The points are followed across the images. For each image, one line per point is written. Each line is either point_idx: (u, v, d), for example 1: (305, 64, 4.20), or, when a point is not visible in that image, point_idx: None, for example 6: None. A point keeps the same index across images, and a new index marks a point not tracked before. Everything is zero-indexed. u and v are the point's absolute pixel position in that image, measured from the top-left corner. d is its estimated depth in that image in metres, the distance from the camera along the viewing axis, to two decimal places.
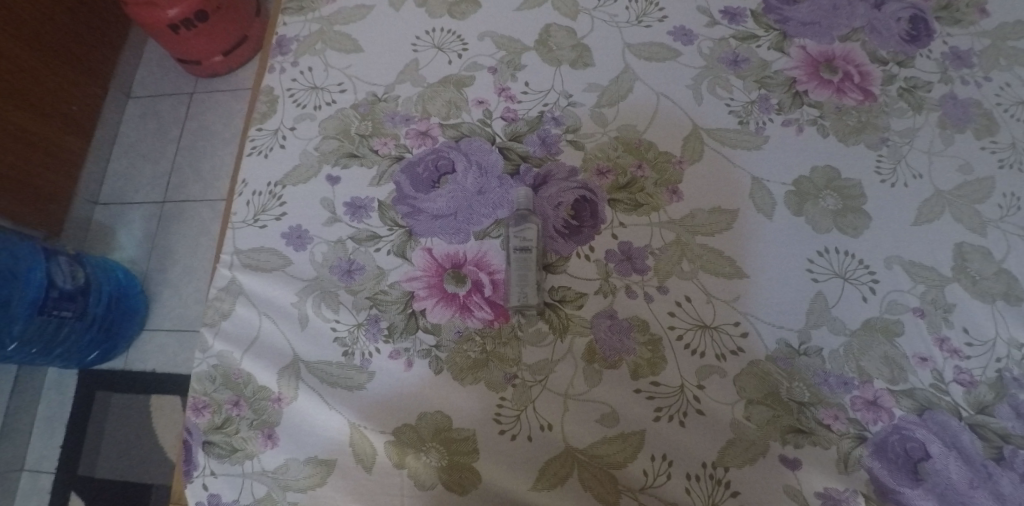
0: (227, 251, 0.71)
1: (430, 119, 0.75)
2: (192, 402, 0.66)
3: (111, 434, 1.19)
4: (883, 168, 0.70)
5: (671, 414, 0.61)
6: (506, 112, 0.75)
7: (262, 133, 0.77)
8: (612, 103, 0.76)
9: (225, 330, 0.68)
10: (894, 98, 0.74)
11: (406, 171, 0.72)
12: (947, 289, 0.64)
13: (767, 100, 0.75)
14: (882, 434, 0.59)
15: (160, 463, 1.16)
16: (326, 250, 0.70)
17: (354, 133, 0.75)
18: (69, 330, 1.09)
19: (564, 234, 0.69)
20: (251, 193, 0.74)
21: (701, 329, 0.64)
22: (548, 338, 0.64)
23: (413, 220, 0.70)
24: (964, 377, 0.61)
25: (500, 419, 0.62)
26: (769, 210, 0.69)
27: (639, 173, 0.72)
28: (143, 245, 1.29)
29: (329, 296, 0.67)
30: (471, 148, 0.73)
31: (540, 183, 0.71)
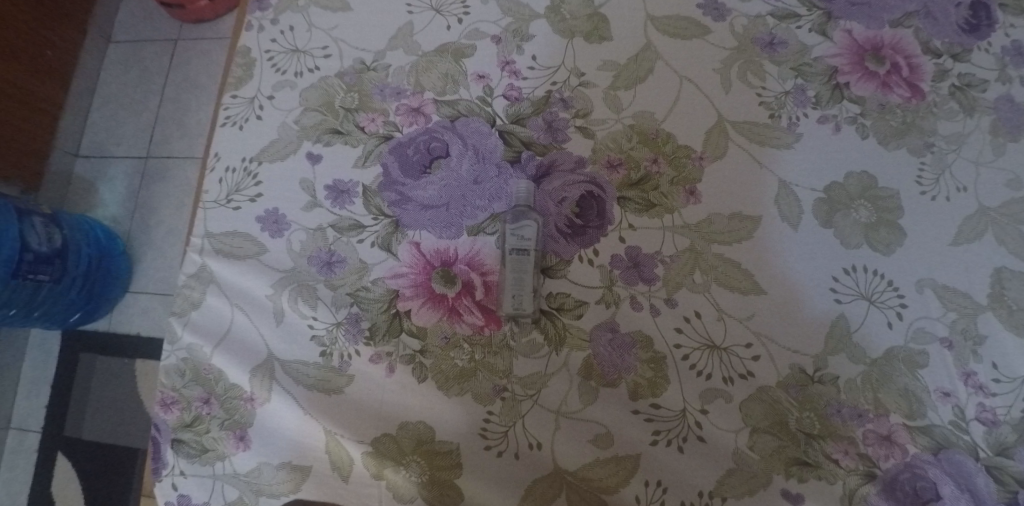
0: (197, 233, 0.65)
1: (424, 94, 0.67)
2: (160, 397, 0.61)
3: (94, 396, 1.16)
4: (924, 178, 0.63)
5: (669, 439, 0.57)
6: (509, 89, 0.67)
7: (236, 101, 0.69)
8: (629, 86, 0.67)
9: (194, 321, 0.63)
10: (945, 97, 0.66)
11: (395, 153, 0.65)
12: (980, 319, 0.59)
13: (803, 91, 0.66)
14: (892, 471, 0.56)
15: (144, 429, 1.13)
16: (304, 239, 0.63)
17: (338, 106, 0.67)
18: (48, 293, 1.04)
19: (566, 234, 0.62)
20: (224, 169, 0.67)
21: (709, 350, 0.59)
22: (543, 350, 0.59)
23: (401, 210, 0.63)
24: (986, 415, 0.56)
25: (486, 434, 0.57)
26: (795, 220, 0.62)
27: (654, 168, 0.64)
28: (123, 203, 1.21)
29: (307, 290, 0.62)
30: (468, 129, 0.66)
31: (542, 174, 0.64)
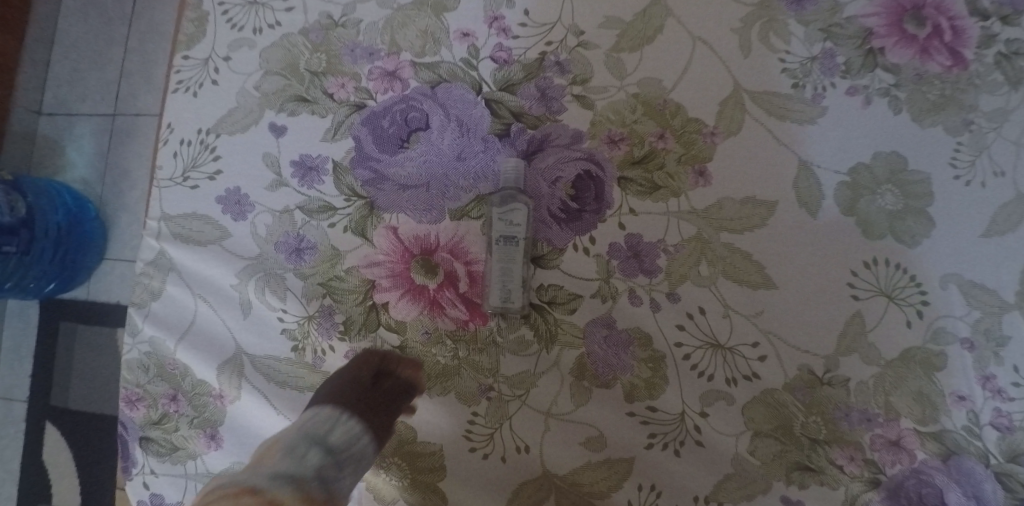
0: (153, 215, 0.59)
1: (401, 55, 0.59)
2: (124, 394, 0.57)
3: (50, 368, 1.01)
4: (960, 160, 0.55)
5: (666, 442, 0.53)
6: (497, 50, 0.58)
7: (189, 63, 0.61)
8: (634, 47, 0.59)
9: (155, 312, 0.58)
10: (990, 67, 0.56)
11: (368, 124, 0.58)
12: (1005, 319, 0.54)
13: (832, 57, 0.58)
14: (898, 477, 0.53)
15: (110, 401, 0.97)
16: (270, 222, 0.57)
17: (303, 69, 0.59)
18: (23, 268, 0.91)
19: (560, 219, 0.56)
20: (178, 142, 0.60)
21: (712, 349, 0.54)
22: (532, 348, 0.55)
23: (376, 190, 0.57)
24: (1002, 421, 0.52)
25: (471, 436, 0.54)
26: (814, 206, 0.56)
27: (660, 144, 0.57)
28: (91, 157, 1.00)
29: (274, 280, 0.56)
30: (450, 97, 0.58)
31: (534, 149, 0.57)
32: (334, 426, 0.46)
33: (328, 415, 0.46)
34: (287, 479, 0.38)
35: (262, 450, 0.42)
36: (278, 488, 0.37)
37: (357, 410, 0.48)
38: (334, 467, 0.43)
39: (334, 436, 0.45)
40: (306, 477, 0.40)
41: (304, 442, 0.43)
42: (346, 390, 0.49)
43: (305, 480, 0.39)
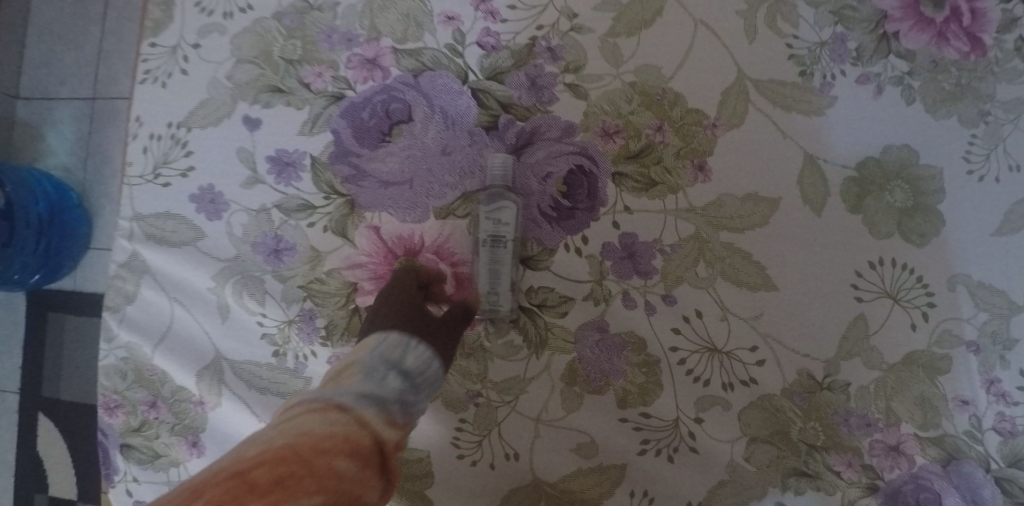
0: (124, 215, 0.56)
1: (381, 41, 0.55)
2: (102, 401, 0.56)
3: (14, 354, 0.86)
4: (973, 154, 0.52)
5: (659, 449, 0.52)
6: (484, 35, 0.54)
7: (156, 52, 0.57)
8: (631, 32, 0.55)
9: (130, 316, 0.56)
10: (1009, 53, 0.52)
11: (347, 116, 0.54)
12: (1013, 321, 0.51)
13: (843, 42, 0.54)
14: (896, 483, 0.52)
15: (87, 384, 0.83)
16: (247, 222, 0.54)
17: (278, 57, 0.55)
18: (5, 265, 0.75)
19: (551, 217, 0.54)
20: (148, 136, 0.56)
21: (709, 353, 0.52)
22: (521, 352, 0.53)
23: (357, 187, 0.54)
24: (1005, 425, 0.51)
25: (459, 443, 0.53)
26: (819, 203, 0.53)
27: (658, 137, 0.54)
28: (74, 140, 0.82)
29: (252, 283, 0.54)
30: (435, 87, 0.54)
31: (524, 143, 0.54)
32: (405, 352, 0.46)
33: (396, 341, 0.46)
34: (370, 400, 0.40)
35: (343, 365, 0.43)
36: (364, 407, 0.39)
37: (423, 335, 0.47)
38: (411, 391, 0.44)
39: (407, 361, 0.45)
40: (386, 401, 0.41)
41: (383, 367, 0.44)
42: (402, 310, 0.48)
43: (388, 405, 0.41)
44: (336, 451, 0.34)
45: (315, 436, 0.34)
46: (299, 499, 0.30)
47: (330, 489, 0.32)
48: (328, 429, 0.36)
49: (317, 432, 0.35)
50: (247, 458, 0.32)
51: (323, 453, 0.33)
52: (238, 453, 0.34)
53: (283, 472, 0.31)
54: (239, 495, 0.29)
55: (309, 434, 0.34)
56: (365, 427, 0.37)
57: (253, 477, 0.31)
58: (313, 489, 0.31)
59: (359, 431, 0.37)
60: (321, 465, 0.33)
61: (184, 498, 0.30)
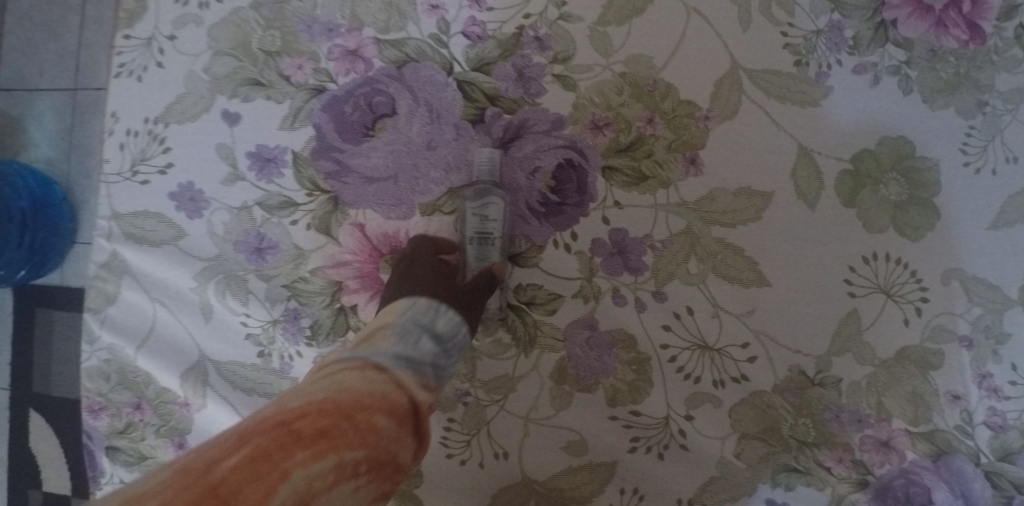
0: (102, 214, 0.55)
1: (363, 31, 0.53)
2: (86, 403, 0.55)
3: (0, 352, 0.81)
4: (970, 146, 0.51)
5: (649, 446, 0.52)
6: (469, 24, 0.52)
7: (130, 44, 0.55)
8: (621, 20, 0.53)
9: (112, 317, 0.55)
10: (1009, 41, 0.50)
11: (329, 110, 0.53)
12: (1007, 315, 0.50)
13: (840, 31, 0.52)
14: (885, 477, 0.52)
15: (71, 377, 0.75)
16: (228, 220, 0.53)
17: (256, 49, 0.53)
18: None
19: (539, 213, 0.53)
20: (125, 132, 0.55)
21: (700, 350, 0.52)
22: (510, 351, 0.52)
23: (340, 184, 0.53)
24: (995, 420, 0.51)
25: (448, 442, 0.52)
26: (813, 198, 0.52)
27: (649, 130, 0.53)
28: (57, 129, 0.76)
29: (235, 282, 0.53)
30: (419, 79, 0.53)
31: (511, 136, 0.53)
32: (436, 317, 0.45)
33: (426, 306, 0.46)
34: (406, 363, 0.40)
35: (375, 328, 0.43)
36: (400, 370, 0.40)
37: (449, 299, 0.47)
38: (443, 355, 0.44)
39: (439, 324, 0.45)
40: (421, 364, 0.42)
41: (416, 330, 0.44)
42: (427, 281, 0.47)
43: (422, 368, 0.41)
44: (375, 408, 0.34)
45: (356, 393, 0.35)
46: (344, 453, 0.30)
47: (370, 446, 0.32)
48: (366, 388, 0.36)
49: (358, 389, 0.35)
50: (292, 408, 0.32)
51: (364, 409, 0.34)
52: (276, 403, 0.34)
53: (328, 424, 0.31)
54: (288, 443, 0.29)
55: (350, 391, 0.35)
56: (401, 388, 0.38)
57: (300, 427, 0.30)
58: (357, 444, 0.31)
59: (395, 391, 0.37)
60: (362, 421, 0.33)
61: (230, 444, 0.29)
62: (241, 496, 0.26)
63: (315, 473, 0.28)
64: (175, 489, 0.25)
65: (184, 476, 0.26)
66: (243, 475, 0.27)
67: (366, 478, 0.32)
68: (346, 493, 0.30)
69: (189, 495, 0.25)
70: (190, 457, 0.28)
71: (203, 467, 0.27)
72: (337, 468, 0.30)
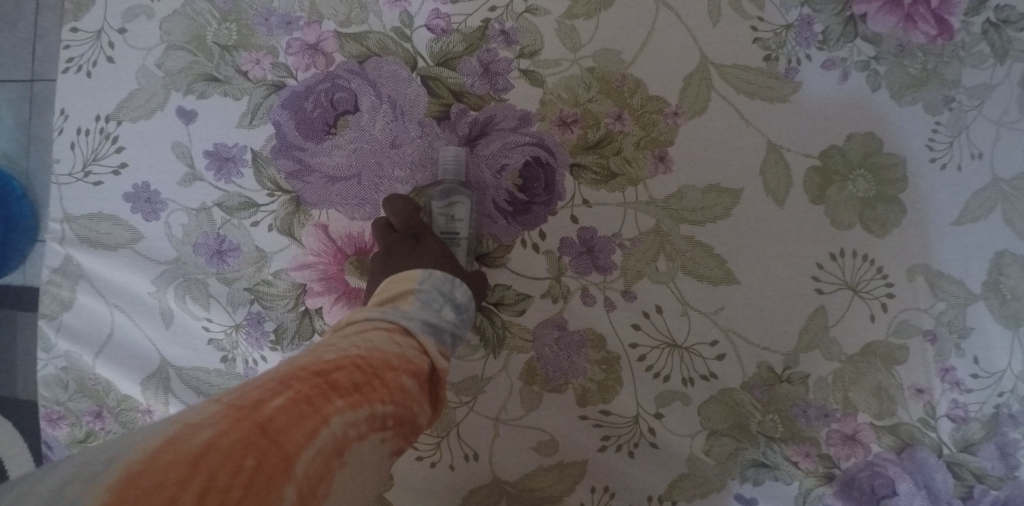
0: (54, 217, 0.53)
1: (322, 25, 0.51)
2: (44, 412, 0.53)
3: None
4: (936, 142, 0.51)
5: (620, 444, 0.52)
6: (433, 17, 0.51)
7: (77, 37, 0.52)
8: (589, 13, 0.52)
9: (68, 324, 0.53)
10: (976, 36, 0.50)
11: (289, 107, 0.51)
12: (969, 310, 0.51)
13: (810, 25, 0.51)
14: (851, 470, 0.52)
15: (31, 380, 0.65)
16: (186, 222, 0.51)
17: (211, 43, 0.51)
18: None
19: (507, 212, 0.52)
20: (74, 131, 0.52)
21: (669, 349, 0.52)
22: (479, 352, 0.52)
23: (302, 183, 0.51)
24: (957, 412, 0.51)
25: (417, 445, 0.52)
26: (782, 194, 0.52)
27: (618, 126, 0.52)
28: (7, 112, 0.64)
29: (195, 286, 0.51)
30: (381, 74, 0.51)
31: (478, 133, 0.52)
32: (454, 287, 0.44)
33: (443, 277, 0.44)
34: (430, 330, 0.40)
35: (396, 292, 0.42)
36: (424, 336, 0.39)
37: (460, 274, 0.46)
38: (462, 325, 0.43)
39: (458, 295, 0.44)
40: (443, 332, 0.41)
41: (438, 298, 0.42)
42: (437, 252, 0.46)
43: (443, 337, 0.41)
44: (403, 370, 0.34)
45: (385, 353, 0.34)
46: (377, 407, 0.31)
47: (398, 404, 0.33)
48: (394, 348, 0.35)
49: (387, 349, 0.35)
50: (329, 359, 0.31)
51: (393, 369, 0.33)
52: (310, 351, 0.33)
53: (362, 379, 0.31)
54: (330, 391, 0.29)
55: (380, 350, 0.34)
56: (424, 355, 0.38)
57: (338, 378, 0.30)
58: (388, 401, 0.32)
59: (420, 357, 0.37)
60: (392, 380, 0.33)
61: (272, 384, 0.29)
62: (292, 434, 0.26)
63: (351, 421, 0.29)
64: (229, 421, 0.25)
65: (236, 407, 0.26)
66: (289, 415, 0.27)
67: (390, 433, 0.32)
68: (374, 446, 0.31)
69: (245, 425, 0.25)
70: (235, 391, 0.28)
71: (254, 401, 0.27)
72: (370, 420, 0.30)
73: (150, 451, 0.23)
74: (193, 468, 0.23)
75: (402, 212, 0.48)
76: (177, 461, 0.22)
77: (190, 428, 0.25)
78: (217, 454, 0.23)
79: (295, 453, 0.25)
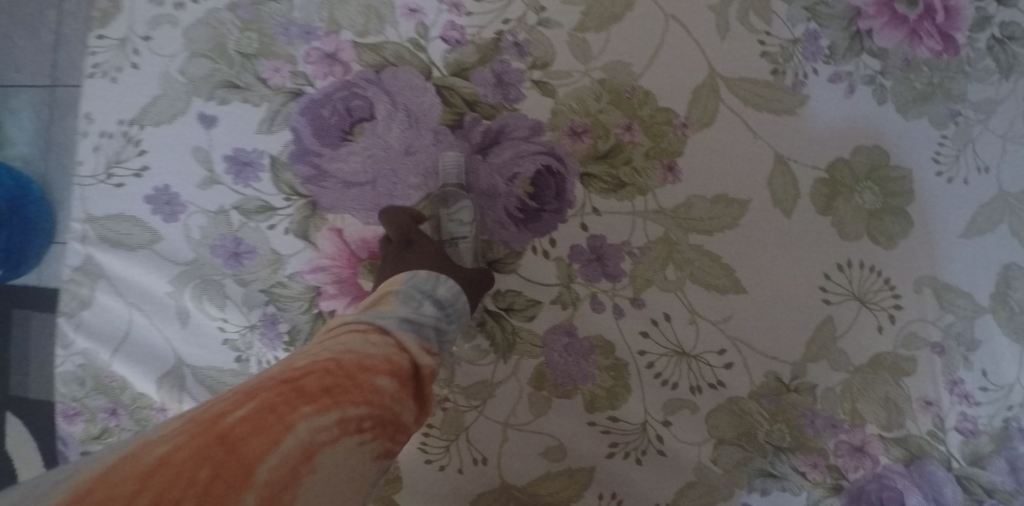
0: (76, 217, 0.54)
1: (341, 35, 0.53)
2: (61, 408, 0.54)
3: None
4: (943, 156, 0.52)
5: (628, 451, 0.52)
6: (448, 29, 0.53)
7: (103, 43, 0.54)
8: (601, 27, 0.53)
9: (86, 322, 0.54)
10: (981, 52, 0.51)
11: (307, 114, 0.53)
12: (978, 322, 0.51)
13: (817, 39, 0.53)
14: (859, 482, 0.52)
15: (47, 378, 0.66)
16: (204, 224, 0.53)
17: (233, 51, 0.53)
18: None
19: (518, 219, 0.53)
20: (98, 134, 0.54)
21: (678, 356, 0.52)
22: (488, 357, 0.52)
23: (318, 188, 0.52)
24: (966, 425, 0.51)
25: (426, 448, 0.52)
26: (789, 205, 0.53)
27: (628, 136, 0.53)
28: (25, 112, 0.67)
29: (212, 287, 0.53)
30: (397, 83, 0.53)
31: (490, 142, 0.53)
32: (437, 283, 0.44)
33: (427, 275, 0.44)
34: (409, 326, 0.39)
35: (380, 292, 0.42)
36: (402, 333, 0.38)
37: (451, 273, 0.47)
38: (445, 320, 0.43)
39: (440, 291, 0.44)
40: (422, 326, 0.40)
41: (417, 294, 0.42)
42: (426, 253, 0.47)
43: (424, 331, 0.40)
44: (378, 369, 0.33)
45: (358, 355, 0.33)
46: (348, 409, 0.30)
47: (374, 404, 0.32)
48: (368, 350, 0.35)
49: (360, 351, 0.34)
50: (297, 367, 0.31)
51: (366, 369, 0.33)
52: (285, 363, 0.33)
53: (332, 382, 0.30)
54: (294, 397, 0.28)
55: (352, 353, 0.33)
56: (403, 352, 0.37)
57: (305, 383, 0.30)
58: (361, 401, 0.31)
59: (398, 355, 0.36)
60: (365, 381, 0.32)
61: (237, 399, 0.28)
62: (252, 443, 0.25)
63: (320, 425, 0.28)
64: (188, 436, 0.25)
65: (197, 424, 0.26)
66: (251, 424, 0.26)
67: (370, 435, 0.31)
68: (350, 448, 0.30)
69: (204, 438, 0.25)
70: (202, 409, 0.28)
71: (217, 415, 0.27)
72: (341, 423, 0.29)
73: (106, 469, 0.23)
74: (146, 481, 0.22)
75: (397, 223, 0.48)
76: (129, 476, 0.22)
77: (152, 446, 0.25)
78: (169, 467, 0.23)
79: (254, 461, 0.25)
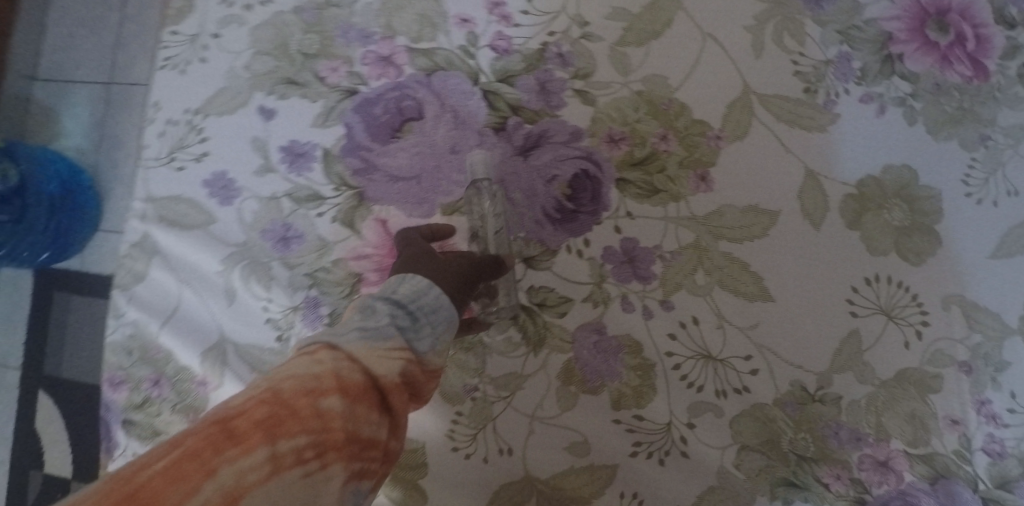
0: (138, 197, 0.58)
1: (396, 40, 0.57)
2: (108, 376, 0.57)
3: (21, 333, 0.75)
4: (972, 178, 0.53)
5: (651, 451, 0.53)
6: (496, 38, 0.56)
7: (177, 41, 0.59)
8: (640, 42, 0.56)
9: (138, 295, 0.57)
10: (1012, 79, 0.53)
11: (360, 111, 0.56)
12: (1006, 343, 0.52)
13: (848, 61, 0.55)
14: (883, 498, 0.52)
15: None
16: (257, 208, 0.56)
17: (295, 51, 0.57)
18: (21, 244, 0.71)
19: (554, 219, 0.55)
20: (165, 121, 0.58)
21: (705, 360, 0.53)
22: (519, 350, 0.54)
23: (366, 180, 0.55)
24: (994, 447, 0.51)
25: (454, 435, 0.54)
26: (818, 218, 0.54)
27: (663, 145, 0.55)
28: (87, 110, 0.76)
29: (259, 269, 0.55)
30: (446, 86, 0.56)
31: (531, 145, 0.55)
32: (400, 285, 0.38)
33: (394, 278, 0.40)
34: (366, 336, 0.33)
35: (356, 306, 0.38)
36: (357, 343, 0.32)
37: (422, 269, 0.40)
38: (409, 320, 0.35)
39: (402, 290, 0.38)
40: (374, 328, 0.33)
41: (369, 300, 0.36)
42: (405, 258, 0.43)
43: (381, 332, 0.33)
44: (324, 389, 0.29)
45: (299, 377, 0.29)
46: (282, 443, 0.25)
47: (320, 431, 0.27)
48: (313, 370, 0.29)
49: (303, 372, 0.29)
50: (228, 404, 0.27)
51: (308, 393, 0.28)
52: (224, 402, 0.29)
53: (265, 415, 0.26)
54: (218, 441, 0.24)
55: (293, 377, 0.29)
56: (358, 364, 0.31)
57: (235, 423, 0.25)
58: (302, 432, 0.26)
59: (352, 369, 0.31)
60: (306, 408, 0.27)
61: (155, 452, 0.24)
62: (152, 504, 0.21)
63: (246, 466, 0.24)
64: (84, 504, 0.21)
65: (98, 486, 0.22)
66: (160, 480, 0.22)
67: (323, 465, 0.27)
68: (290, 487, 0.25)
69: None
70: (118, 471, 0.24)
71: (125, 473, 0.22)
72: (275, 459, 0.25)
73: None
74: None
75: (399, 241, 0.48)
76: None
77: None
78: None
79: None
